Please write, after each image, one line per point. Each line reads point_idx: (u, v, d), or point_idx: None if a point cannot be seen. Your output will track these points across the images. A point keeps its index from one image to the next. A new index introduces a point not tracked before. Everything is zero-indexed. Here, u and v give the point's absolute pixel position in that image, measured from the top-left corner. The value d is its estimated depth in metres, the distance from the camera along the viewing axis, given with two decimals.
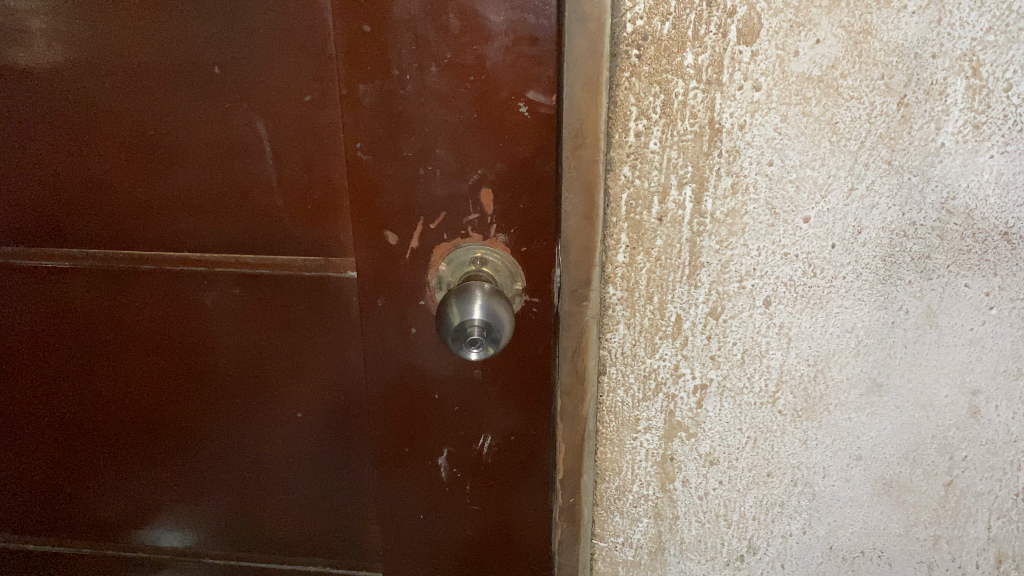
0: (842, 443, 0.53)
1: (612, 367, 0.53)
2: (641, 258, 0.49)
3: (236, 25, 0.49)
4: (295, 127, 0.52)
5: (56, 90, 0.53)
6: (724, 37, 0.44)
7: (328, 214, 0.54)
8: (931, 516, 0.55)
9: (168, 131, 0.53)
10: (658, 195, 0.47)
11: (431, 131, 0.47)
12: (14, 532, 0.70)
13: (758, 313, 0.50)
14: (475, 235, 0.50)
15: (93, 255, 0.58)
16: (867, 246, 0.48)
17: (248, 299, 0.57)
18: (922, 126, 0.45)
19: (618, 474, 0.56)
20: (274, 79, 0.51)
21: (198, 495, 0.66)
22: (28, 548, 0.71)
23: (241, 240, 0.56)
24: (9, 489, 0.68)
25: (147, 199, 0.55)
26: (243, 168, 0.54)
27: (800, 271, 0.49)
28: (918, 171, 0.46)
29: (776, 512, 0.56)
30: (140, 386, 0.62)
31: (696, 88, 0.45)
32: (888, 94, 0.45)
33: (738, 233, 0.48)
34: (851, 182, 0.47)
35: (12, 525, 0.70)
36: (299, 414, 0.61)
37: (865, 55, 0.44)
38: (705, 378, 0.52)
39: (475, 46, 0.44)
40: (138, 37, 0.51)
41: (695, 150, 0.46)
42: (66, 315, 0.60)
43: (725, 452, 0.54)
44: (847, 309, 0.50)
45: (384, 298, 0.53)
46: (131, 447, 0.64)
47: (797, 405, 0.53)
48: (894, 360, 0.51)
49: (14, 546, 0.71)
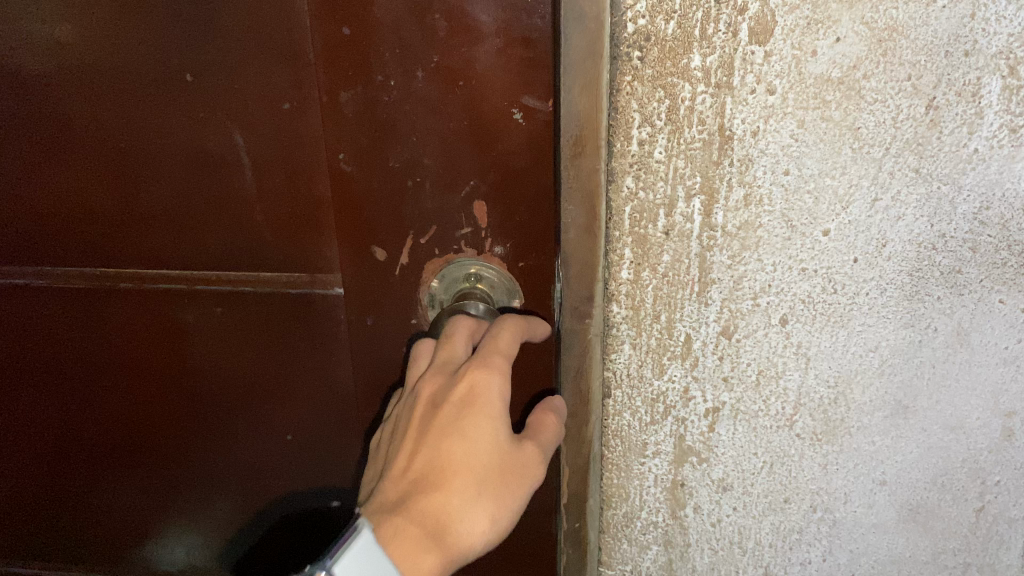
0: (865, 468, 0.49)
1: (617, 389, 0.50)
2: (647, 274, 0.46)
3: (206, 30, 0.45)
4: (273, 137, 0.48)
5: (26, 101, 0.50)
6: (734, 36, 0.40)
7: (312, 229, 0.50)
8: (961, 544, 0.51)
9: (143, 144, 0.50)
10: (664, 208, 0.44)
11: (418, 140, 0.45)
12: (10, 551, 0.69)
13: (774, 332, 0.46)
14: (469, 250, 0.48)
15: (67, 274, 0.55)
16: (892, 260, 0.44)
17: (230, 318, 0.54)
18: (953, 130, 0.40)
19: (626, 500, 0.53)
20: (251, 88, 0.47)
21: (190, 519, 0.63)
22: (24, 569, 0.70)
23: (223, 257, 0.53)
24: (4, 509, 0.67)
25: (123, 217, 0.52)
26: (221, 182, 0.50)
27: (819, 287, 0.45)
28: (949, 180, 0.42)
29: (794, 538, 0.52)
30: (125, 408, 0.60)
31: (705, 93, 0.41)
32: (915, 96, 0.40)
33: (752, 247, 0.44)
34: (875, 192, 0.42)
35: (7, 543, 0.69)
36: (288, 437, 0.58)
37: (891, 55, 0.39)
38: (717, 402, 0.49)
39: (464, 48, 0.42)
40: (106, 43, 0.47)
41: (704, 159, 0.42)
42: (47, 336, 0.58)
43: (739, 477, 0.51)
44: (871, 327, 0.45)
45: (375, 317, 0.51)
46: (119, 469, 0.62)
47: (816, 428, 0.49)
48: (921, 381, 0.46)
49: (10, 566, 0.70)
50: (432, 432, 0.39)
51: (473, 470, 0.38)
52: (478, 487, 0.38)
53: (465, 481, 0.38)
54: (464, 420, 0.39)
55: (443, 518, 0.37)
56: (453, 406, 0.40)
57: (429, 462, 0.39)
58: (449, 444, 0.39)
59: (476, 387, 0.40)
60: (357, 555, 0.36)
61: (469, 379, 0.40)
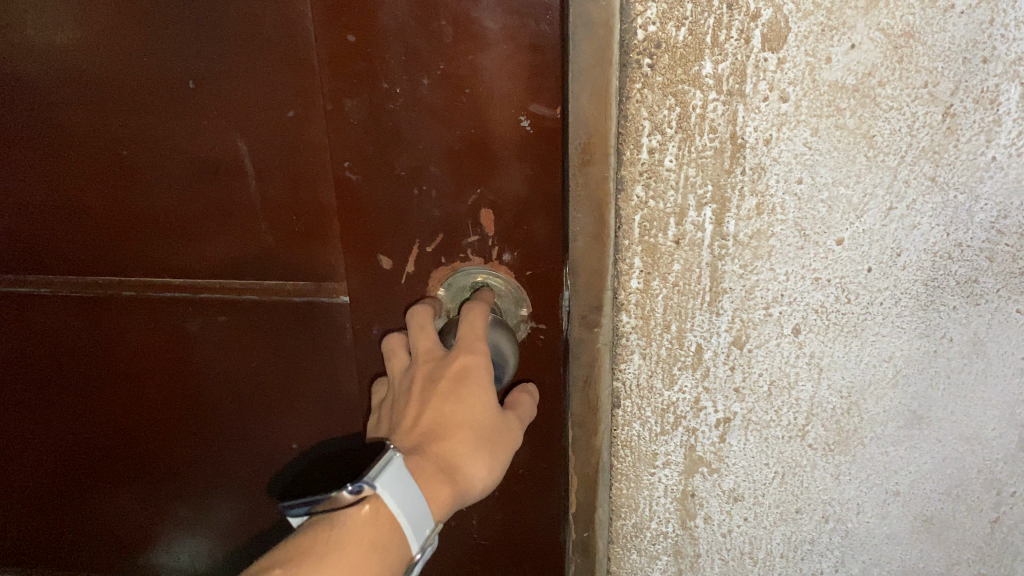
0: (878, 479, 0.49)
1: (627, 400, 0.49)
2: (657, 283, 0.45)
3: (209, 37, 0.45)
4: (277, 145, 0.47)
5: (28, 108, 0.49)
6: (747, 43, 0.39)
7: (317, 237, 0.50)
8: (976, 555, 0.50)
9: (145, 152, 0.49)
10: (674, 217, 0.43)
11: (424, 148, 0.44)
12: (17, 558, 0.69)
13: (786, 342, 0.45)
14: (476, 258, 0.48)
15: (71, 282, 0.55)
16: (907, 269, 0.43)
17: (235, 327, 0.54)
18: (970, 138, 0.40)
19: (635, 510, 0.53)
20: (254, 96, 0.46)
21: (195, 527, 0.63)
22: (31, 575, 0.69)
23: (227, 265, 0.52)
24: (10, 516, 0.67)
25: (127, 225, 0.52)
26: (225, 190, 0.49)
27: (832, 296, 0.44)
28: (965, 189, 0.41)
29: (806, 549, 0.52)
30: (129, 416, 0.59)
31: (716, 100, 0.40)
32: (931, 103, 0.39)
33: (764, 256, 0.43)
34: (890, 202, 0.41)
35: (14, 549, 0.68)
36: (294, 446, 0.58)
37: (907, 62, 0.38)
38: (728, 412, 0.48)
39: (471, 55, 0.41)
40: (109, 50, 0.46)
41: (715, 167, 0.42)
42: (51, 344, 0.57)
43: (750, 488, 0.50)
44: (885, 337, 0.45)
45: (381, 326, 0.51)
46: (124, 477, 0.62)
47: (829, 438, 0.48)
48: (936, 392, 0.46)
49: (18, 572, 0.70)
50: (430, 403, 0.41)
51: (473, 427, 0.41)
52: (477, 443, 0.40)
53: (466, 438, 0.40)
54: (461, 390, 0.41)
55: (450, 468, 0.39)
56: (448, 380, 0.41)
57: (429, 425, 0.41)
58: (449, 408, 0.41)
59: (469, 362, 0.42)
60: (394, 476, 0.37)
61: (462, 355, 0.42)
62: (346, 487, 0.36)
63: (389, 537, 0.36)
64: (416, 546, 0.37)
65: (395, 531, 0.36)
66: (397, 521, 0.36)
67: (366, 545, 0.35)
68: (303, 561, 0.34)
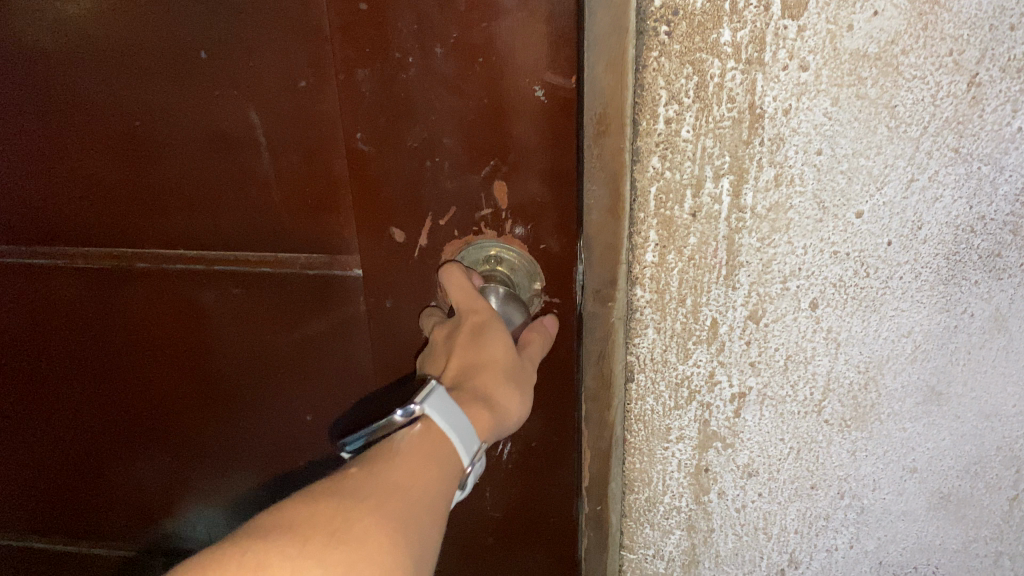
0: (894, 455, 0.48)
1: (641, 374, 0.48)
2: (672, 257, 0.44)
3: (221, 6, 0.44)
4: (290, 116, 0.47)
5: (41, 78, 0.49)
6: (767, 10, 0.38)
7: (330, 209, 0.49)
8: (993, 533, 0.51)
9: (159, 123, 0.49)
10: (691, 188, 0.42)
11: (437, 119, 0.43)
12: (37, 526, 0.70)
13: (804, 316, 0.45)
14: (489, 231, 0.47)
15: (86, 254, 0.55)
16: (928, 243, 0.42)
17: (249, 299, 0.54)
18: (996, 108, 0.39)
19: (648, 484, 0.53)
20: (267, 66, 0.46)
21: (211, 498, 0.64)
22: (52, 543, 0.71)
23: (240, 237, 0.52)
24: (29, 485, 0.67)
25: (140, 196, 0.52)
26: (238, 162, 0.49)
27: (851, 270, 0.43)
28: (990, 160, 0.40)
29: (820, 525, 0.52)
30: (145, 387, 0.60)
31: (735, 69, 0.39)
32: (956, 72, 0.38)
33: (782, 230, 0.43)
34: (911, 173, 0.41)
35: (33, 518, 0.69)
36: (309, 418, 0.58)
37: (931, 29, 0.37)
38: (743, 387, 0.48)
39: (484, 23, 0.40)
40: (121, 19, 0.46)
41: (733, 138, 0.41)
42: (68, 316, 0.57)
43: (765, 463, 0.50)
44: (904, 312, 0.44)
45: (394, 299, 0.50)
46: (140, 447, 0.62)
47: (845, 414, 0.47)
48: (955, 366, 0.45)
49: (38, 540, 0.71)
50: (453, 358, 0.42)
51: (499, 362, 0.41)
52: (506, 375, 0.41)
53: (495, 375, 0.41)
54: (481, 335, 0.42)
55: (486, 399, 0.40)
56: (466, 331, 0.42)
57: (457, 373, 0.41)
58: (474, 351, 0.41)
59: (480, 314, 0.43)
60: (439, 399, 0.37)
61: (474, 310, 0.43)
62: (396, 411, 0.36)
63: (444, 450, 0.36)
64: (466, 460, 0.37)
65: (448, 446, 0.36)
66: (448, 437, 0.36)
67: (427, 454, 0.35)
68: (374, 464, 0.33)
